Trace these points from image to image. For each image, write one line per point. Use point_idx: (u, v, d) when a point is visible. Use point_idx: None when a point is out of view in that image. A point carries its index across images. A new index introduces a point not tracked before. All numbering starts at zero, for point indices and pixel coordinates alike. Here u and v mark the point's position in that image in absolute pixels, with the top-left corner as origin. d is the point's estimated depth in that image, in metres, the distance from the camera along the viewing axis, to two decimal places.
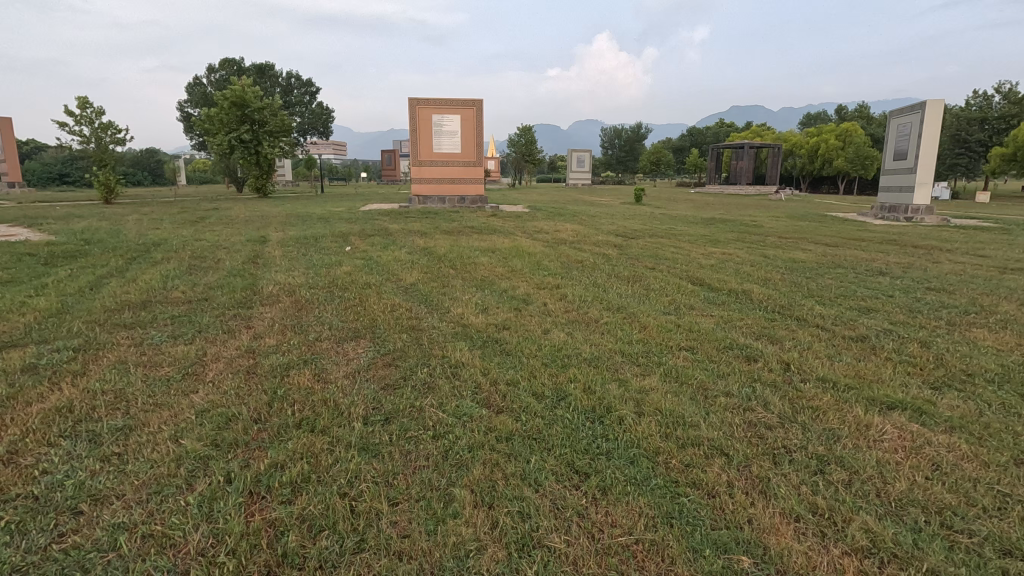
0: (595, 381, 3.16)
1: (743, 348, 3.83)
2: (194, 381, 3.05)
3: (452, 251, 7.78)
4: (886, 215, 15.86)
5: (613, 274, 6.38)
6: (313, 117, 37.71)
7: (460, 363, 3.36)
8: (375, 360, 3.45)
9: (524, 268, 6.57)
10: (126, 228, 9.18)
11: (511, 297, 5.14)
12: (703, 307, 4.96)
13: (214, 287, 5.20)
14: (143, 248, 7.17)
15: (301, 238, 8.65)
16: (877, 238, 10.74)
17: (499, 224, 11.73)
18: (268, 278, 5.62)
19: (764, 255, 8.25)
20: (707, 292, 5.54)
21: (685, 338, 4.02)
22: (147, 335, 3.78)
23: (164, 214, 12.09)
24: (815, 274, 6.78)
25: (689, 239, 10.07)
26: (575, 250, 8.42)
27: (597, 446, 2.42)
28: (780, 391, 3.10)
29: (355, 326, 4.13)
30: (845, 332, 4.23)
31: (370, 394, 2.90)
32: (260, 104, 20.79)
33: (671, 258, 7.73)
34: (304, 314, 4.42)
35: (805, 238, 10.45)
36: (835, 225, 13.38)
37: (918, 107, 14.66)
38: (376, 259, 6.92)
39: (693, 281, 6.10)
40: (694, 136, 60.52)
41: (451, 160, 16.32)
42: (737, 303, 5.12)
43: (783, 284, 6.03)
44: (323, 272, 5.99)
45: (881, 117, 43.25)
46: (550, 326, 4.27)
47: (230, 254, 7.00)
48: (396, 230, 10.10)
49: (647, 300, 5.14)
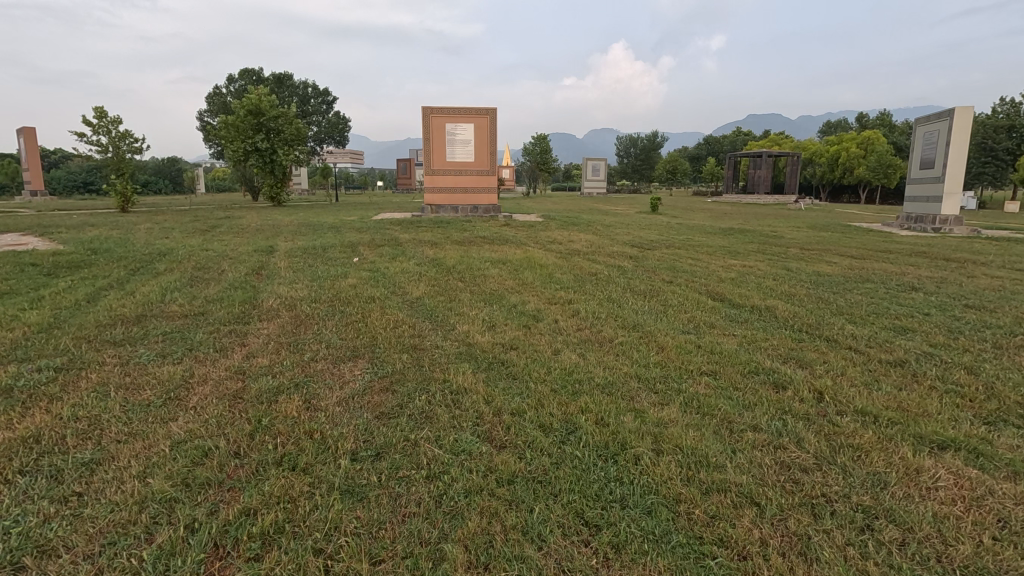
0: (608, 412, 2.88)
1: (770, 373, 3.53)
2: (176, 406, 2.84)
3: (462, 263, 7.57)
4: (913, 226, 15.33)
5: (629, 288, 6.10)
6: (329, 126, 38.03)
7: (463, 389, 3.11)
8: (372, 384, 3.22)
9: (536, 281, 6.33)
10: (136, 237, 9.13)
11: (520, 313, 4.88)
12: (724, 325, 4.65)
13: (213, 300, 5.03)
14: (149, 258, 7.06)
15: (309, 248, 8.51)
16: (905, 250, 10.31)
17: (512, 234, 11.52)
18: (269, 291, 5.44)
19: (787, 268, 7.91)
20: (729, 309, 5.23)
21: (706, 361, 3.73)
22: (135, 354, 3.59)
23: (177, 223, 12.08)
24: (843, 289, 6.42)
25: (707, 250, 9.75)
26: (588, 261, 8.15)
27: (610, 492, 2.15)
28: (814, 424, 2.79)
29: (355, 344, 3.91)
30: (881, 356, 3.90)
31: (361, 425, 2.66)
32: (275, 112, 20.91)
33: (689, 271, 7.42)
34: (302, 331, 4.22)
35: (829, 250, 10.06)
36: (859, 236, 12.94)
37: (946, 115, 14.18)
38: (383, 271, 6.73)
39: (713, 296, 5.79)
40: (710, 145, 60.00)
41: (465, 169, 16.18)
42: (761, 321, 4.80)
43: (809, 300, 5.69)
44: (327, 285, 5.80)
45: (904, 125, 42.36)
46: (561, 345, 4.00)
47: (235, 264, 6.86)
48: (406, 240, 9.93)
49: (664, 318, 4.85)
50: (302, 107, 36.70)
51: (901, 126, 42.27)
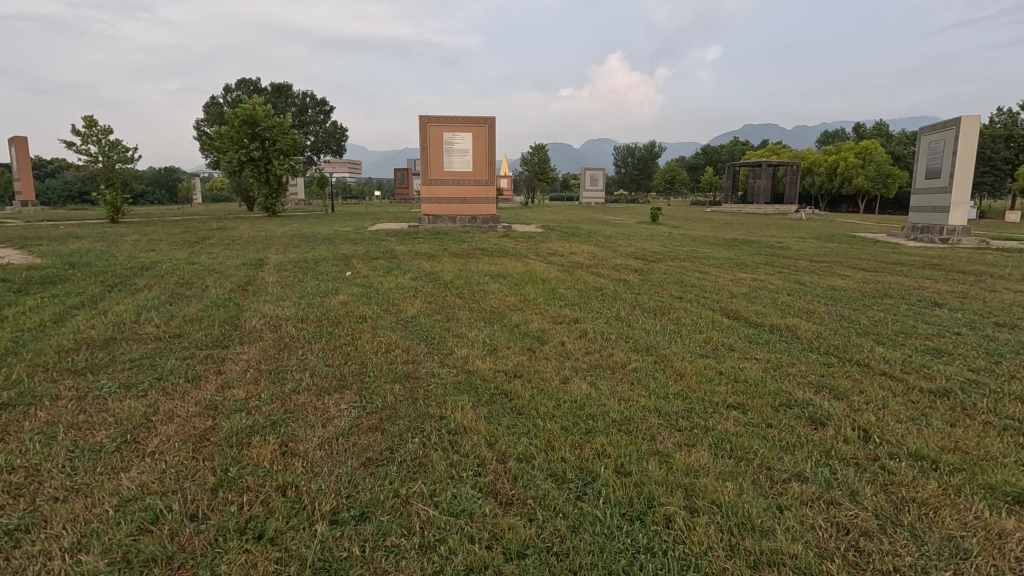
0: (629, 458, 2.52)
1: (804, 406, 3.17)
2: (131, 452, 2.47)
3: (460, 277, 7.21)
4: (920, 237, 15.04)
5: (636, 305, 5.75)
6: (327, 135, 37.81)
7: (461, 428, 2.75)
8: (359, 422, 2.85)
9: (538, 297, 5.99)
10: (120, 250, 8.76)
11: (523, 334, 4.53)
12: (745, 348, 4.31)
13: (191, 320, 4.66)
14: (129, 273, 6.69)
15: (300, 261, 8.17)
16: (917, 262, 10.01)
17: (512, 246, 11.19)
18: (253, 309, 5.08)
19: (800, 282, 7.56)
20: (747, 329, 4.89)
21: (731, 392, 3.38)
22: (94, 385, 3.21)
23: (167, 234, 11.71)
24: (862, 306, 6.10)
25: (713, 262, 9.42)
26: (592, 275, 7.82)
27: (641, 568, 1.78)
28: (866, 471, 2.43)
29: (343, 372, 3.55)
30: (921, 384, 3.54)
31: (344, 476, 2.29)
32: (271, 122, 20.67)
33: (698, 286, 7.08)
34: (285, 356, 3.84)
35: (840, 262, 9.76)
36: (866, 247, 12.66)
37: (952, 124, 13.94)
38: (376, 286, 6.38)
39: (727, 314, 5.44)
40: (708, 155, 59.99)
41: (463, 178, 15.87)
42: (783, 343, 4.45)
43: (830, 318, 5.36)
44: (315, 303, 5.44)
45: (902, 135, 42.34)
46: (569, 372, 3.66)
47: (220, 279, 6.50)
48: (401, 252, 9.57)
49: (679, 340, 4.50)
50: (300, 116, 36.55)
51: (898, 136, 42.26)
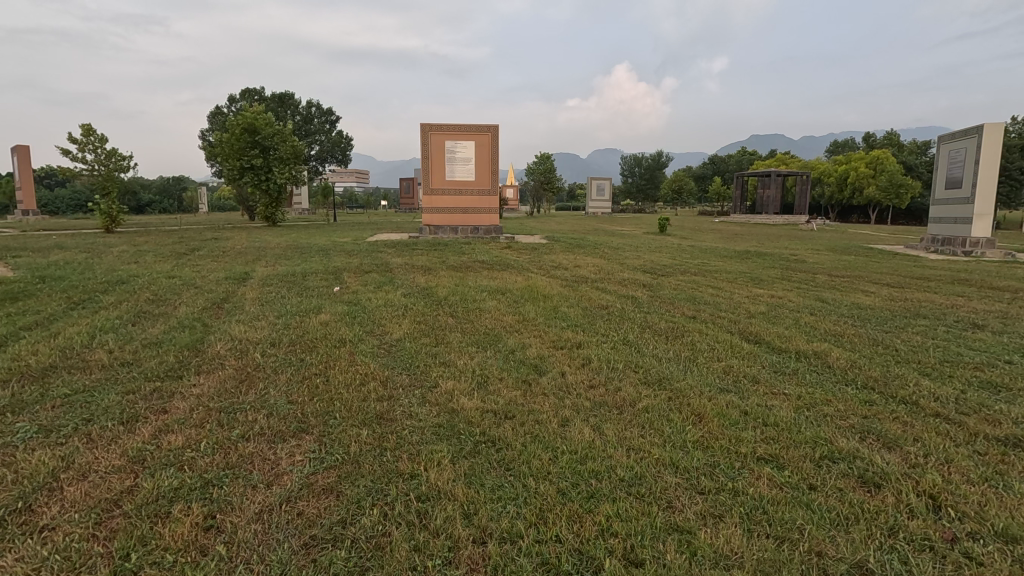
0: (641, 538, 2.00)
1: (851, 461, 2.63)
2: (17, 528, 1.97)
3: (456, 292, 6.72)
4: (940, 249, 14.44)
5: (646, 327, 5.23)
6: (332, 145, 37.62)
7: (434, 493, 2.25)
8: (312, 481, 2.35)
9: (538, 317, 5.50)
10: (101, 262, 8.34)
11: (518, 362, 4.01)
12: (770, 381, 3.78)
13: (151, 344, 4.18)
14: (100, 288, 6.23)
15: (288, 275, 7.70)
16: (943, 277, 9.42)
17: (513, 258, 10.69)
18: (222, 332, 4.60)
19: (821, 299, 7.02)
20: (771, 356, 4.36)
21: (760, 439, 2.85)
22: (9, 430, 2.72)
23: (157, 245, 11.34)
24: (894, 327, 5.55)
25: (726, 277, 8.89)
26: (598, 291, 7.31)
27: None
28: (945, 561, 1.90)
29: (306, 412, 3.06)
30: (987, 430, 2.99)
31: (275, 568, 1.79)
32: (271, 130, 20.39)
33: (713, 304, 6.55)
34: (243, 391, 3.34)
35: (861, 276, 9.21)
36: (884, 260, 12.07)
37: (973, 132, 13.41)
38: (363, 304, 5.90)
39: (747, 338, 4.92)
40: (716, 165, 59.45)
41: (465, 188, 15.45)
42: (814, 375, 3.92)
43: (861, 342, 4.83)
44: (293, 324, 4.94)
45: (914, 145, 41.66)
46: (570, 412, 3.14)
47: (196, 295, 6.03)
48: (397, 265, 9.10)
49: (695, 370, 3.97)
50: (304, 126, 36.49)
51: (909, 145, 41.63)
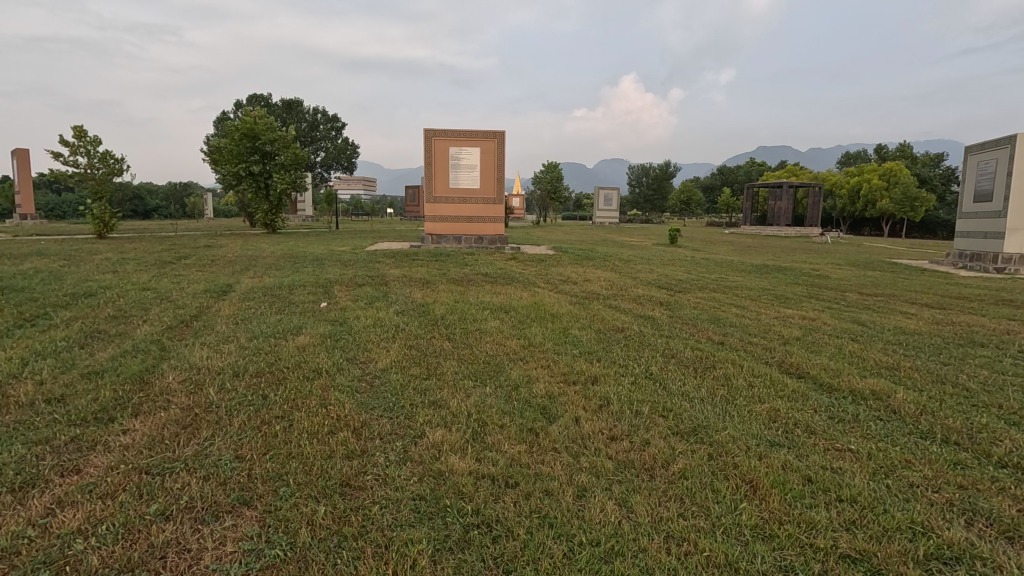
0: None
1: (968, 564, 1.97)
2: None
3: (454, 311, 6.07)
4: (969, 265, 13.69)
5: (669, 356, 4.56)
6: (337, 152, 37.30)
7: None
8: None
9: (546, 342, 4.85)
10: (75, 271, 7.75)
11: (523, 403, 3.35)
12: (829, 432, 3.11)
13: (91, 375, 3.55)
14: (59, 302, 5.61)
15: (274, 288, 7.10)
16: (983, 296, 8.72)
17: (518, 270, 10.03)
18: (180, 358, 3.96)
19: (859, 322, 6.33)
20: (822, 397, 3.68)
21: (838, 524, 2.18)
22: None
23: (145, 252, 10.78)
24: (953, 359, 4.85)
25: (749, 294, 8.25)
26: (611, 309, 6.66)
27: None
28: None
29: (253, 475, 2.41)
30: None
31: None
32: (272, 135, 19.93)
33: (740, 326, 5.88)
34: (182, 442, 2.70)
35: (895, 296, 8.51)
36: (913, 276, 11.35)
37: (1004, 142, 12.74)
38: (350, 323, 5.27)
39: (788, 372, 4.24)
40: (725, 176, 58.78)
41: (469, 197, 14.87)
42: (880, 425, 3.25)
43: (923, 379, 4.14)
44: (264, 348, 4.29)
45: (929, 157, 40.90)
46: (589, 477, 2.49)
47: (166, 311, 5.42)
48: (394, 277, 8.49)
49: (736, 416, 3.30)
50: (310, 131, 36.17)
51: (924, 157, 40.83)
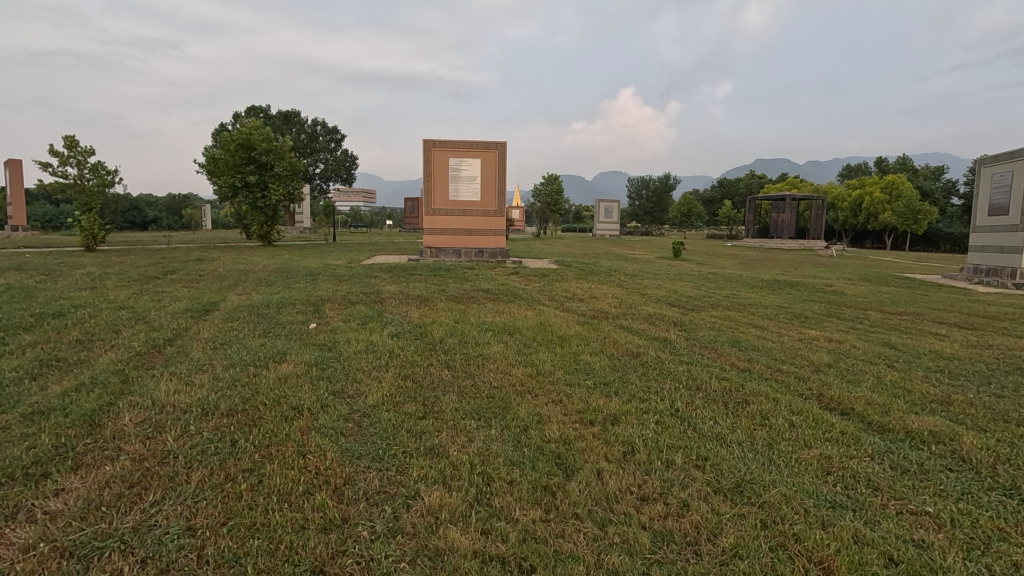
0: None
1: None
2: None
3: (454, 333, 5.60)
4: (985, 280, 13.24)
5: (695, 387, 4.07)
6: (336, 164, 37.04)
7: None
8: None
9: (557, 370, 4.36)
10: (49, 288, 7.28)
11: (534, 450, 2.87)
12: (899, 489, 2.63)
13: (33, 415, 3.06)
14: (21, 323, 5.13)
15: (260, 306, 6.63)
16: (1009, 315, 8.27)
17: (521, 287, 9.56)
18: (142, 392, 3.48)
19: (889, 346, 5.86)
20: (877, 441, 3.19)
21: None
22: None
23: (131, 267, 10.35)
24: (1005, 390, 4.37)
25: (766, 313, 7.79)
26: (620, 330, 6.21)
27: None
28: None
29: (205, 558, 1.93)
30: None
31: None
32: (268, 145, 19.59)
33: (764, 351, 5.41)
34: (122, 509, 2.21)
35: (919, 314, 8.05)
36: (931, 293, 10.88)
37: (1019, 154, 12.37)
38: (338, 349, 4.79)
39: (831, 408, 3.76)
40: (726, 189, 58.56)
41: (469, 209, 14.46)
42: (954, 478, 2.77)
43: (983, 417, 3.65)
44: (240, 380, 3.80)
45: (931, 170, 40.68)
46: (621, 557, 2.01)
47: (138, 334, 4.95)
48: (389, 294, 8.01)
49: (783, 467, 2.81)
50: (308, 143, 35.99)
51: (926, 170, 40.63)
